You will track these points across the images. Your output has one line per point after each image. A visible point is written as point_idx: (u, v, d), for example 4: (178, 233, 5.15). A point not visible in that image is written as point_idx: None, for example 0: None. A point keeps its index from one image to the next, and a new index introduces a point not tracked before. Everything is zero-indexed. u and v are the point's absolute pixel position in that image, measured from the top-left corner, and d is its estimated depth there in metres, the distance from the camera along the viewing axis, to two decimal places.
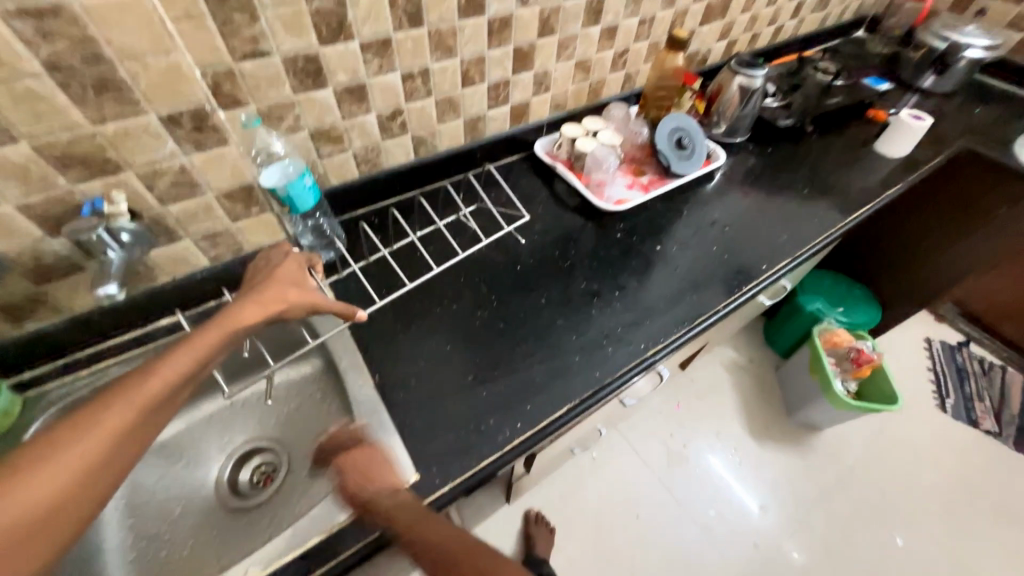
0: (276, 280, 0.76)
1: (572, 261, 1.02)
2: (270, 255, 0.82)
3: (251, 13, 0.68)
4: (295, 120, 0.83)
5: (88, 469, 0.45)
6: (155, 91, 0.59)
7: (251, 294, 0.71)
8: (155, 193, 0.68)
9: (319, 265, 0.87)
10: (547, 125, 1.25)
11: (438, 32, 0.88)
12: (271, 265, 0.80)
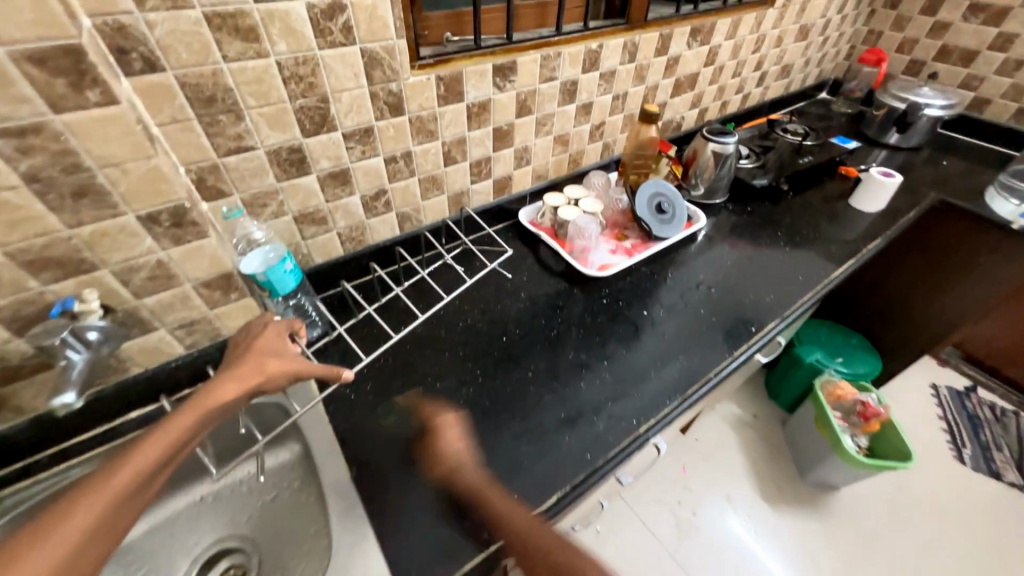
0: (256, 351, 0.78)
1: (559, 330, 1.01)
2: (251, 325, 0.82)
3: (236, 114, 0.71)
4: (279, 206, 0.85)
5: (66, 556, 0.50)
6: (135, 193, 0.60)
7: (227, 371, 0.74)
8: (131, 287, 0.67)
9: (302, 331, 0.87)
10: (530, 194, 1.29)
11: (419, 119, 0.92)
12: (251, 336, 0.81)
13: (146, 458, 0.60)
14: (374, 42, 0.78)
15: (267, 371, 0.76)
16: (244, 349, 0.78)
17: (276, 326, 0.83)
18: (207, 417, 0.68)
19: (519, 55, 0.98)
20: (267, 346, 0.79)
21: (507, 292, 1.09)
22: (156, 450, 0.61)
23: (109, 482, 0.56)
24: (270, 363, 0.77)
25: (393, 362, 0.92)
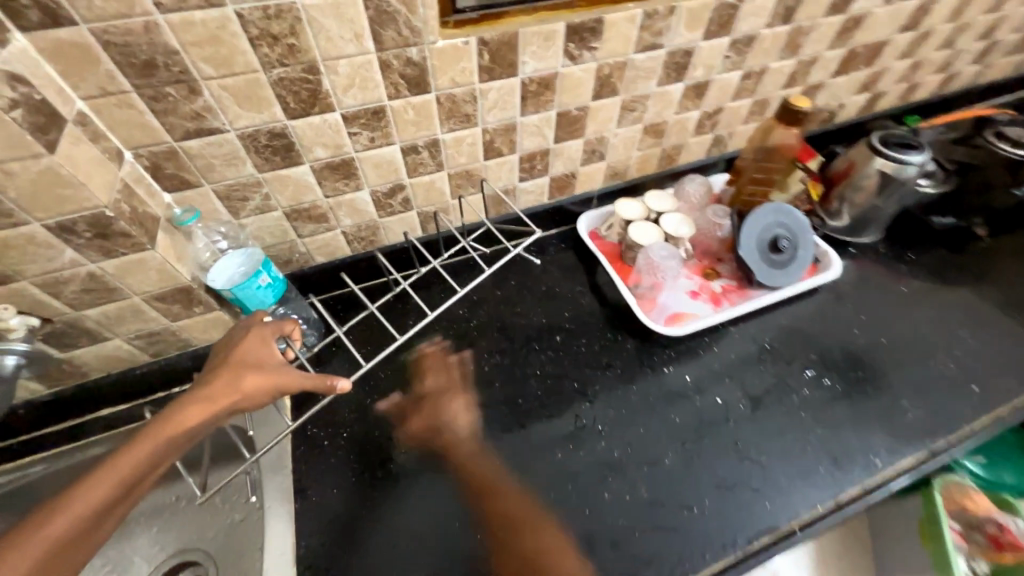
0: (230, 364, 0.59)
1: (594, 402, 0.76)
2: (233, 332, 0.64)
3: (189, 87, 0.52)
4: (264, 200, 0.68)
5: None
6: (34, 200, 0.45)
7: (199, 386, 0.57)
8: (64, 299, 0.55)
9: (296, 333, 0.66)
10: (599, 196, 0.99)
11: (450, 99, 0.67)
12: (233, 341, 0.62)
13: (80, 508, 0.48)
14: None
15: (241, 392, 0.57)
16: (222, 359, 0.60)
17: (261, 330, 0.63)
18: (166, 451, 0.54)
19: (609, 11, 0.67)
20: (248, 356, 0.60)
21: (540, 330, 0.85)
22: (91, 500, 0.49)
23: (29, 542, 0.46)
24: (244, 383, 0.57)
25: (381, 406, 0.76)
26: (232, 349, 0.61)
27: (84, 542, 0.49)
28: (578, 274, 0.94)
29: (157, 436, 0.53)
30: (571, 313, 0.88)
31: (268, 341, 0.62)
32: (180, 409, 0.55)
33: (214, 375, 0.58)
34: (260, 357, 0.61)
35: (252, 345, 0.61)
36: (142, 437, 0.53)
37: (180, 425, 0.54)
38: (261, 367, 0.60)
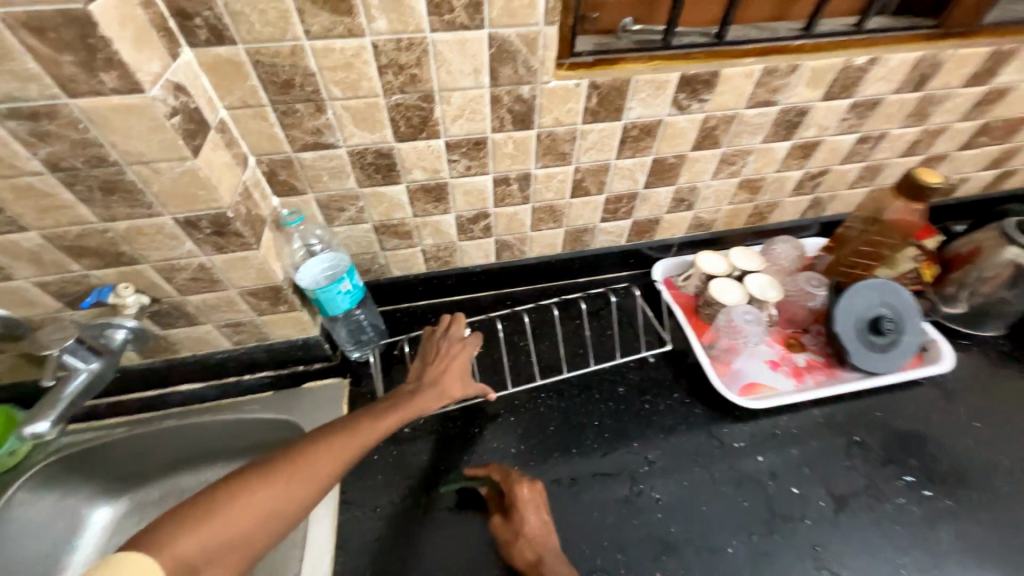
0: (451, 365, 0.69)
1: (653, 467, 0.72)
2: (436, 335, 0.73)
3: (316, 105, 0.56)
4: (358, 212, 0.71)
5: (281, 513, 0.49)
6: (169, 195, 0.50)
7: (432, 377, 0.67)
8: (175, 284, 0.60)
9: None
10: (678, 245, 0.95)
11: (550, 136, 0.67)
12: (448, 346, 0.71)
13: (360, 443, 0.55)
14: (511, 27, 0.53)
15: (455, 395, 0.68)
16: (443, 363, 0.69)
17: (465, 346, 0.71)
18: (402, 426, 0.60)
19: (725, 65, 0.64)
20: (461, 367, 0.70)
21: (601, 378, 0.82)
22: (348, 451, 0.54)
23: (304, 465, 0.51)
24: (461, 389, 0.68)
25: (432, 428, 0.75)
26: (448, 353, 0.70)
27: (334, 484, 0.53)
28: (648, 323, 0.90)
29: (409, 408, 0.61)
30: (634, 364, 0.83)
31: (467, 358, 0.71)
32: (417, 396, 0.63)
33: (438, 376, 0.67)
34: (462, 373, 0.69)
35: (462, 358, 0.70)
36: (389, 409, 0.60)
37: (425, 407, 0.63)
38: (468, 384, 0.69)
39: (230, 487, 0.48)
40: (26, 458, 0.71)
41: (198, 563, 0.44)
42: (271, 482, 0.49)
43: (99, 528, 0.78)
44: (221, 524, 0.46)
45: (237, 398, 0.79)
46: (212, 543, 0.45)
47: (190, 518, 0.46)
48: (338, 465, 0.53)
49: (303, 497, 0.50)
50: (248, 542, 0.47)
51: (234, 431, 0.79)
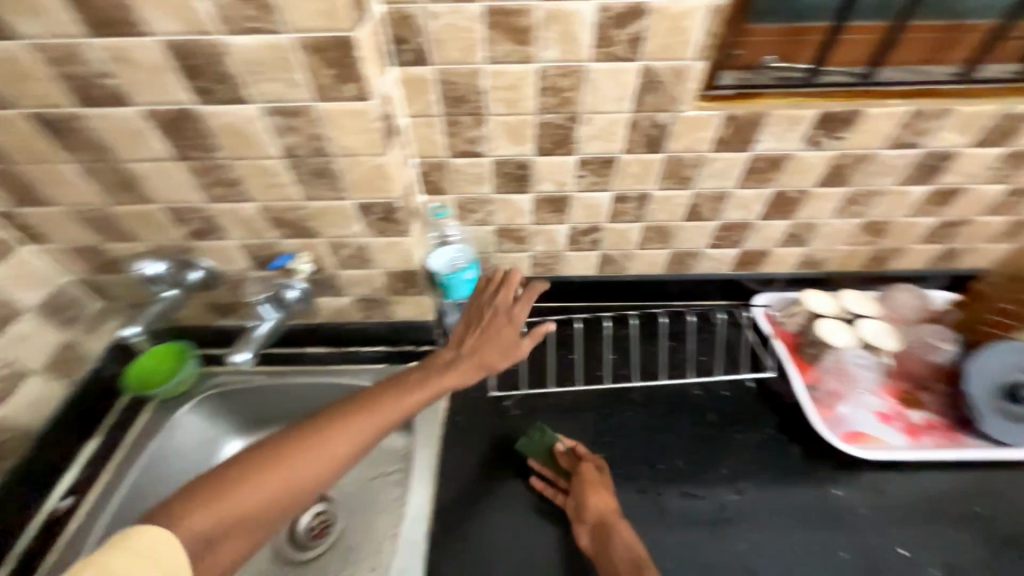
0: (490, 334, 0.66)
1: (743, 495, 0.71)
2: (486, 292, 0.69)
3: (478, 118, 0.64)
4: (485, 215, 0.78)
5: (282, 497, 0.51)
6: (359, 183, 0.59)
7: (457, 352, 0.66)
8: (336, 259, 0.71)
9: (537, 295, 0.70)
10: (783, 280, 0.93)
11: (677, 161, 0.71)
12: (496, 308, 0.67)
13: (362, 429, 0.56)
14: (664, 60, 0.59)
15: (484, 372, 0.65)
16: (468, 340, 0.66)
17: (523, 303, 0.66)
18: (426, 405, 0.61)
19: (868, 105, 0.65)
20: (503, 337, 0.66)
21: (693, 401, 0.81)
22: (350, 438, 0.55)
23: (313, 450, 0.53)
24: (495, 362, 0.65)
25: (523, 421, 0.79)
26: (485, 319, 0.67)
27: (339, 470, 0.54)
28: (745, 355, 0.88)
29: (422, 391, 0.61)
30: (729, 392, 0.83)
31: (516, 329, 0.66)
32: (438, 376, 0.63)
33: (477, 346, 0.65)
34: (506, 343, 0.65)
35: (510, 328, 0.66)
36: (403, 388, 0.60)
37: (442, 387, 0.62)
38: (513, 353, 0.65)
39: (246, 467, 0.51)
40: (191, 387, 0.85)
41: (217, 537, 0.47)
42: (274, 467, 0.51)
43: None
44: (228, 504, 0.48)
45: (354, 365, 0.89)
46: (228, 518, 0.48)
47: (208, 493, 0.48)
48: (349, 449, 0.55)
49: (317, 476, 0.53)
50: (253, 523, 0.49)
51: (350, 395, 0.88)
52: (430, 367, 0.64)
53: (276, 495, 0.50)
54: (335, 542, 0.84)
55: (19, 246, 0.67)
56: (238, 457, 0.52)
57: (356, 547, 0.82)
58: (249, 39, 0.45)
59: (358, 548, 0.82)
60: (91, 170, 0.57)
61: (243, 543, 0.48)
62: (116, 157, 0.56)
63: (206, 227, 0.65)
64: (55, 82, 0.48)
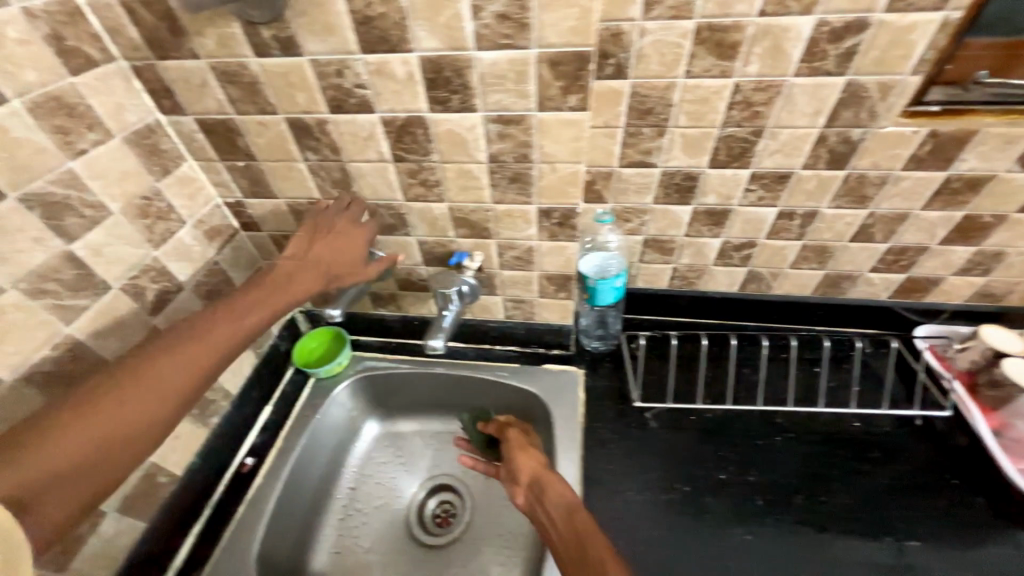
0: (326, 240, 0.64)
1: (925, 544, 0.64)
2: (334, 215, 0.66)
3: (660, 130, 0.66)
4: (639, 224, 0.79)
5: (106, 438, 0.47)
6: (549, 190, 0.63)
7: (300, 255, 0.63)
8: (501, 259, 0.75)
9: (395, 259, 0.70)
10: (950, 311, 0.86)
11: (859, 178, 0.68)
12: (332, 225, 0.65)
13: (198, 340, 0.53)
14: (875, 75, 0.57)
15: (325, 276, 0.64)
16: (316, 256, 0.63)
17: (360, 228, 0.67)
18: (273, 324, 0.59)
19: None
20: (342, 240, 0.65)
21: (854, 435, 0.76)
22: (177, 355, 0.51)
23: (142, 371, 0.50)
24: (329, 254, 0.64)
25: (664, 434, 0.78)
26: (325, 235, 0.65)
27: (178, 395, 0.51)
28: (902, 390, 0.82)
29: (271, 298, 0.59)
30: (896, 430, 0.76)
31: (359, 249, 0.66)
32: (286, 286, 0.60)
33: (317, 254, 0.64)
34: (342, 258, 0.65)
35: (359, 238, 0.66)
36: (252, 293, 0.59)
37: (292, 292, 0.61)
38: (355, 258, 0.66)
39: (68, 418, 0.46)
40: (345, 367, 0.92)
41: (42, 490, 0.43)
42: (102, 399, 0.47)
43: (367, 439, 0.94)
44: (49, 454, 0.44)
45: (489, 362, 0.92)
46: (54, 471, 0.44)
47: (19, 451, 0.43)
48: (175, 370, 0.51)
49: (145, 416, 0.49)
50: (77, 467, 0.45)
51: (485, 391, 0.91)
52: (263, 285, 0.60)
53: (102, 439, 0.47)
54: (463, 534, 0.85)
55: (238, 233, 0.77)
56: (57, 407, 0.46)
57: (485, 541, 0.83)
58: (497, 53, 0.50)
59: (488, 542, 0.83)
60: (318, 168, 0.65)
61: (75, 495, 0.45)
62: (345, 156, 0.63)
63: (395, 223, 0.72)
64: (319, 92, 0.56)
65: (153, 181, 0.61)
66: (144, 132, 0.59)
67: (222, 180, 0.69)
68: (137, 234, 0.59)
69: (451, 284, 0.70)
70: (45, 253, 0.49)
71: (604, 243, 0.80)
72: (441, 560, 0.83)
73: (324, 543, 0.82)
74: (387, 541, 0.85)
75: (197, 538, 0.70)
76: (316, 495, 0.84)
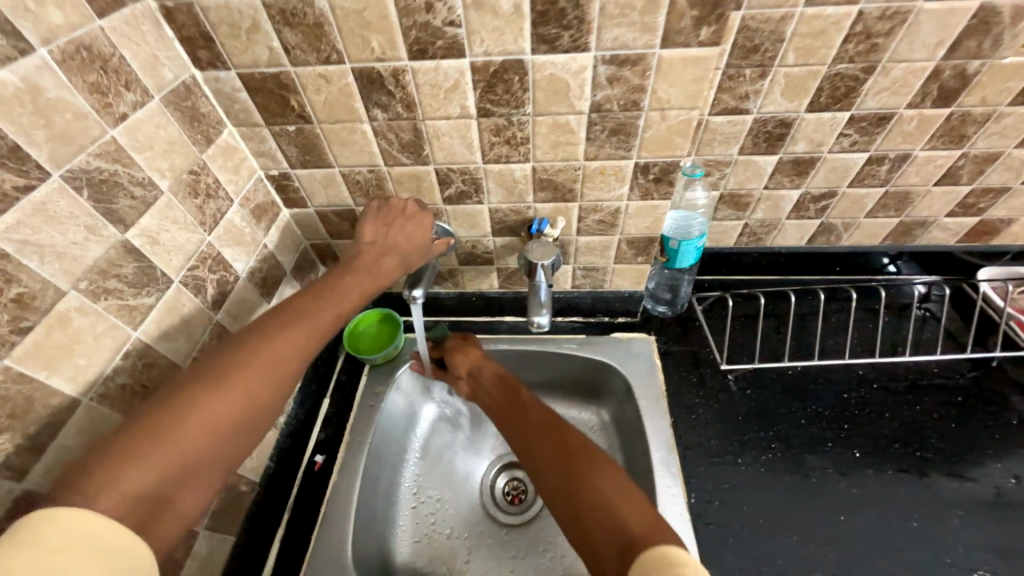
0: (401, 228, 0.59)
1: (1021, 480, 0.66)
2: (394, 204, 0.61)
3: (764, 70, 0.60)
4: (719, 178, 0.74)
5: (225, 428, 0.40)
6: (653, 141, 0.56)
7: (375, 240, 0.58)
8: (581, 225, 0.68)
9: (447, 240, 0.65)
10: (1014, 253, 0.85)
11: (962, 116, 0.65)
12: (396, 214, 0.60)
13: (307, 321, 0.48)
14: None
15: (404, 265, 0.59)
16: (390, 243, 0.58)
17: (426, 213, 0.61)
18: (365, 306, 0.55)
19: None
20: (417, 228, 0.60)
21: (933, 382, 0.76)
22: (290, 336, 0.46)
23: (254, 351, 0.44)
24: (409, 237, 0.59)
25: (750, 395, 0.76)
26: (396, 221, 0.60)
27: (292, 379, 0.45)
28: (975, 333, 0.82)
29: (360, 281, 0.54)
30: (973, 374, 0.77)
31: (428, 231, 0.61)
32: (368, 270, 0.55)
33: (387, 240, 0.58)
34: (411, 238, 0.60)
35: (426, 228, 0.61)
36: (340, 275, 0.54)
37: (379, 275, 0.56)
38: (430, 247, 0.62)
39: (182, 404, 0.39)
40: (402, 351, 0.84)
41: (165, 493, 0.36)
42: (216, 383, 0.41)
43: (426, 422, 0.86)
44: (170, 448, 0.37)
45: (554, 335, 0.85)
46: (173, 466, 0.37)
47: (136, 450, 0.36)
48: (288, 352, 0.45)
49: (261, 400, 0.43)
50: (197, 461, 0.39)
51: (552, 364, 0.84)
52: (347, 267, 0.55)
53: (218, 434, 0.40)
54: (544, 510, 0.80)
55: (281, 211, 0.66)
56: (163, 398, 0.39)
57: None
58: None
59: None
60: (386, 128, 0.56)
61: (199, 493, 0.39)
62: (421, 112, 0.55)
63: (467, 189, 0.64)
64: (400, 33, 0.48)
65: (198, 153, 0.52)
66: (181, 92, 0.49)
67: (267, 149, 0.59)
68: (189, 216, 0.51)
69: (548, 256, 0.62)
70: (100, 245, 0.41)
71: (694, 199, 0.72)
72: (526, 540, 0.77)
73: (402, 532, 0.76)
74: (465, 525, 0.79)
75: (281, 545, 0.66)
76: (387, 485, 0.77)
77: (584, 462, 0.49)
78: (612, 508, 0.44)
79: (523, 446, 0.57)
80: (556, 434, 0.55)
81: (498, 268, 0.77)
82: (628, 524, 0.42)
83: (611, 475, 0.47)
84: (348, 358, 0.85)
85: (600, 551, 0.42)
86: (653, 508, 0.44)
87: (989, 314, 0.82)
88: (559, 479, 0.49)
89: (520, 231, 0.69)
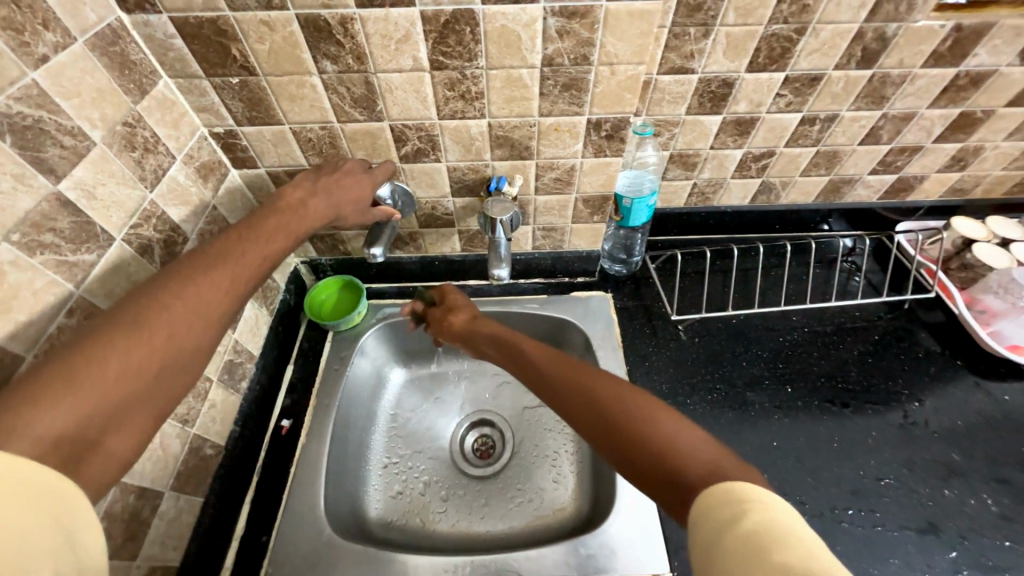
0: (343, 183, 0.58)
1: (924, 404, 0.76)
2: (347, 165, 0.60)
3: (706, 30, 0.63)
4: (669, 138, 0.77)
5: (153, 370, 0.39)
6: (605, 98, 0.59)
7: (315, 188, 0.56)
8: (538, 183, 0.70)
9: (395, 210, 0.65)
10: (927, 208, 0.95)
11: (882, 78, 0.71)
12: (346, 173, 0.59)
13: (233, 261, 0.46)
14: None
15: (339, 208, 0.58)
16: (325, 186, 0.57)
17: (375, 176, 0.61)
18: None
19: None
20: (355, 189, 0.59)
21: (856, 324, 0.85)
22: (215, 278, 0.44)
23: (175, 293, 0.41)
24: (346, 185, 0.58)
25: (698, 342, 0.82)
26: (338, 176, 0.58)
27: (221, 322, 0.43)
28: (892, 280, 0.91)
29: (288, 221, 0.52)
30: (889, 317, 0.86)
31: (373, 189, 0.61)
32: (302, 213, 0.54)
33: (329, 190, 0.57)
34: (360, 199, 0.60)
35: (362, 185, 0.60)
36: (269, 216, 0.51)
37: (311, 216, 0.54)
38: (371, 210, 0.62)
39: (97, 347, 0.37)
40: (365, 317, 0.84)
41: (89, 436, 0.35)
42: (133, 325, 0.39)
43: (395, 386, 0.88)
44: (88, 391, 0.35)
45: (517, 296, 0.87)
46: (97, 409, 0.35)
47: (50, 392, 0.34)
48: (213, 294, 0.43)
49: (190, 343, 0.41)
50: (123, 404, 0.37)
51: (514, 322, 0.86)
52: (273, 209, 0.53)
53: (143, 376, 0.38)
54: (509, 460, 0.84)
55: (229, 171, 0.64)
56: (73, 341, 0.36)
57: (534, 460, 0.83)
58: None
59: (539, 461, 0.83)
60: (336, 81, 0.55)
61: (129, 436, 0.37)
62: (373, 63, 0.54)
63: (424, 146, 0.63)
64: None
65: (131, 104, 0.49)
66: (107, 36, 0.46)
67: (209, 104, 0.57)
68: (127, 170, 0.48)
69: (506, 212, 0.64)
70: (30, 196, 0.39)
71: (644, 159, 0.77)
72: (495, 488, 0.81)
73: (375, 491, 0.78)
74: (436, 480, 0.81)
75: (252, 506, 0.67)
76: (357, 447, 0.79)
77: (633, 408, 0.45)
78: (672, 452, 0.40)
79: (552, 402, 0.52)
80: (585, 380, 0.50)
81: (460, 230, 0.78)
82: (696, 459, 0.40)
83: (665, 416, 0.44)
84: (310, 326, 0.84)
85: (665, 489, 0.40)
86: (716, 445, 0.41)
87: (904, 263, 0.92)
88: (606, 430, 0.45)
89: (479, 190, 0.70)
